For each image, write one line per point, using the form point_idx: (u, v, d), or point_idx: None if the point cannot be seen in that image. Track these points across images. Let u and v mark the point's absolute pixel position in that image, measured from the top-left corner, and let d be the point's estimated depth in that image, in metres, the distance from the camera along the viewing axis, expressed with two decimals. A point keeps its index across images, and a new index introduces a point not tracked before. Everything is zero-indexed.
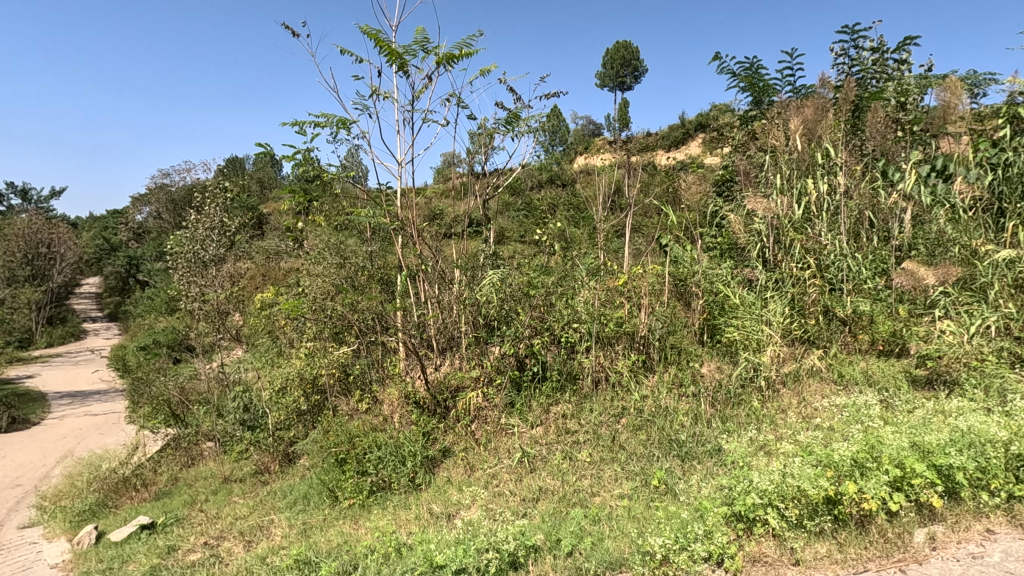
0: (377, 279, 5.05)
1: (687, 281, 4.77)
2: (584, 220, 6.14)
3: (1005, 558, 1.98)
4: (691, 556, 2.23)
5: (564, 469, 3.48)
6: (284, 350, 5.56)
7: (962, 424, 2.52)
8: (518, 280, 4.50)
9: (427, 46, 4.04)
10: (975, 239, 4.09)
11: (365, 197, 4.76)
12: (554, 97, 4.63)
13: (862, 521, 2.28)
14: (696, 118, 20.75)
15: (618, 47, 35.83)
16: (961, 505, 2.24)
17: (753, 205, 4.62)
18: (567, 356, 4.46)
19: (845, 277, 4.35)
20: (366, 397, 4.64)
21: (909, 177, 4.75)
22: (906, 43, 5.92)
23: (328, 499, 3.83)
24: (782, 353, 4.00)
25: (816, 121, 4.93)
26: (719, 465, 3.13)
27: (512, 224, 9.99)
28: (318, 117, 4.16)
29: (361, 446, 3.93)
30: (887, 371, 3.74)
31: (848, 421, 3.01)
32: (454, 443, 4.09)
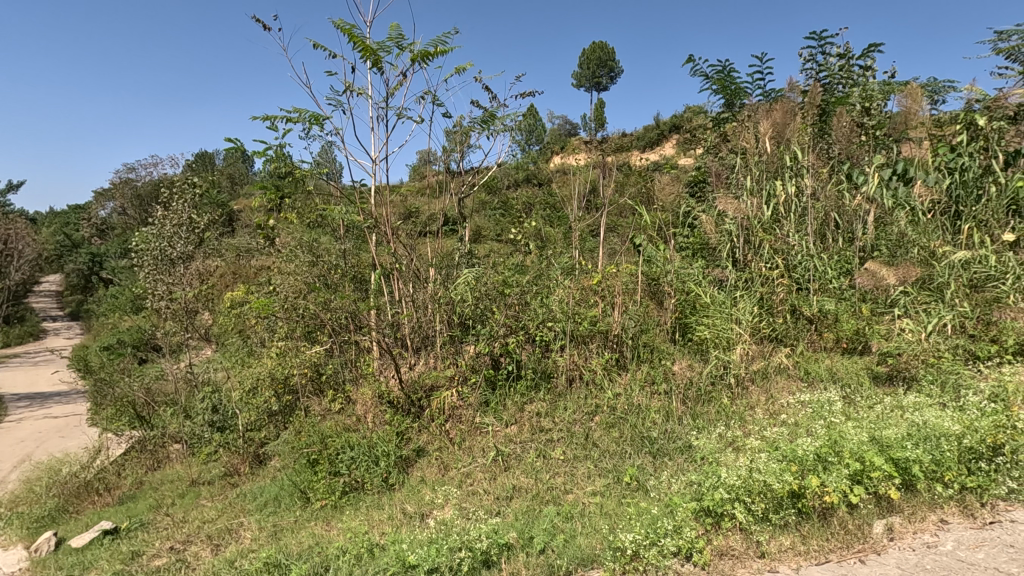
0: (351, 278, 5.00)
1: (659, 281, 4.84)
2: (560, 219, 6.17)
3: (957, 547, 2.07)
4: (661, 551, 2.27)
5: (537, 467, 3.50)
6: (255, 350, 5.45)
7: (918, 418, 2.63)
8: (493, 279, 4.52)
9: (402, 43, 4.00)
10: (934, 241, 4.27)
11: (339, 194, 4.70)
12: (530, 96, 4.65)
13: (824, 514, 2.34)
14: (671, 120, 21.05)
15: (595, 47, 36.08)
16: (917, 497, 2.32)
17: (724, 206, 4.73)
18: (542, 354, 4.48)
19: (812, 277, 4.48)
20: (339, 397, 4.59)
21: (872, 180, 4.90)
22: (870, 50, 6.11)
23: (299, 501, 3.77)
24: (751, 351, 4.09)
25: (784, 124, 5.06)
26: (690, 461, 3.19)
27: (488, 223, 9.98)
28: (290, 113, 4.08)
29: (333, 447, 3.91)
30: (851, 368, 3.85)
31: (812, 417, 3.10)
32: (428, 443, 4.05)
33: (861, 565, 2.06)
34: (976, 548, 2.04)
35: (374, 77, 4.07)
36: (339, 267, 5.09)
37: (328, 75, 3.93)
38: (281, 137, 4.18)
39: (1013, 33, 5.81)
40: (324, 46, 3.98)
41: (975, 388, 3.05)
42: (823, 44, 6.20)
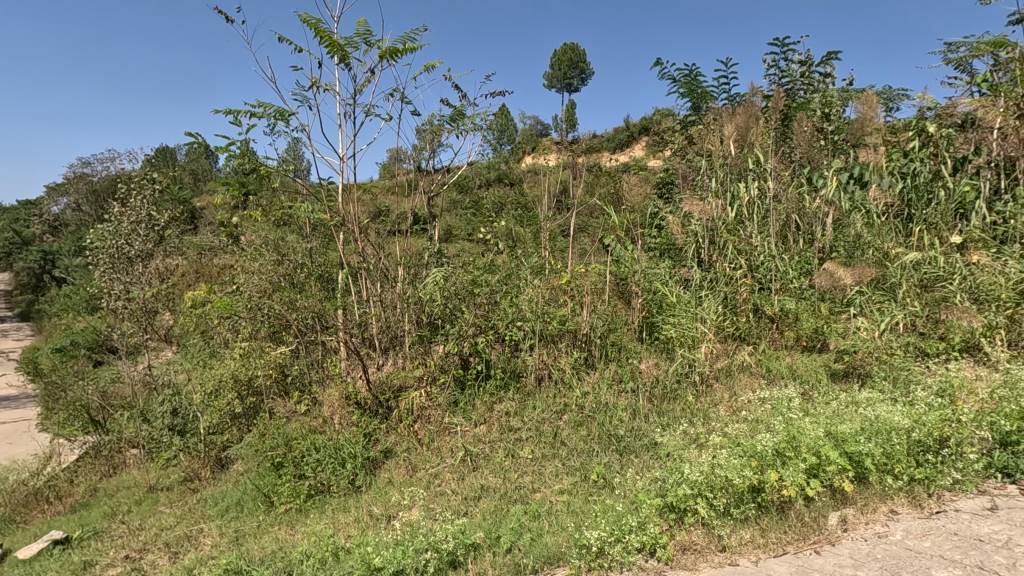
0: (317, 277, 4.91)
1: (627, 280, 4.89)
2: (530, 219, 6.18)
3: (906, 536, 2.15)
4: (625, 547, 2.30)
5: (505, 466, 3.51)
6: (218, 350, 5.31)
7: (870, 413, 2.73)
8: (462, 279, 4.49)
9: (370, 39, 3.94)
10: (887, 242, 4.45)
11: (306, 192, 4.62)
12: (500, 95, 4.64)
13: (782, 507, 2.41)
14: (640, 123, 21.37)
15: (566, 49, 36.35)
16: (869, 489, 2.41)
17: (690, 207, 4.82)
18: (512, 354, 4.48)
19: (773, 277, 4.60)
20: (305, 398, 4.49)
21: (831, 183, 5.07)
22: (829, 58, 6.32)
23: (263, 505, 3.68)
24: (715, 349, 4.20)
25: (747, 128, 5.19)
26: (655, 458, 3.24)
27: (459, 222, 9.91)
28: (254, 107, 3.98)
29: (299, 450, 3.85)
30: (810, 365, 3.98)
31: (772, 413, 3.20)
32: (396, 443, 4.00)
33: (816, 556, 2.13)
34: (923, 537, 2.13)
35: (342, 73, 4.01)
36: (306, 265, 5.00)
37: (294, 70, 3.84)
38: (245, 133, 4.07)
39: (961, 45, 6.10)
40: (290, 40, 3.89)
41: (923, 384, 3.18)
42: (785, 51, 6.39)
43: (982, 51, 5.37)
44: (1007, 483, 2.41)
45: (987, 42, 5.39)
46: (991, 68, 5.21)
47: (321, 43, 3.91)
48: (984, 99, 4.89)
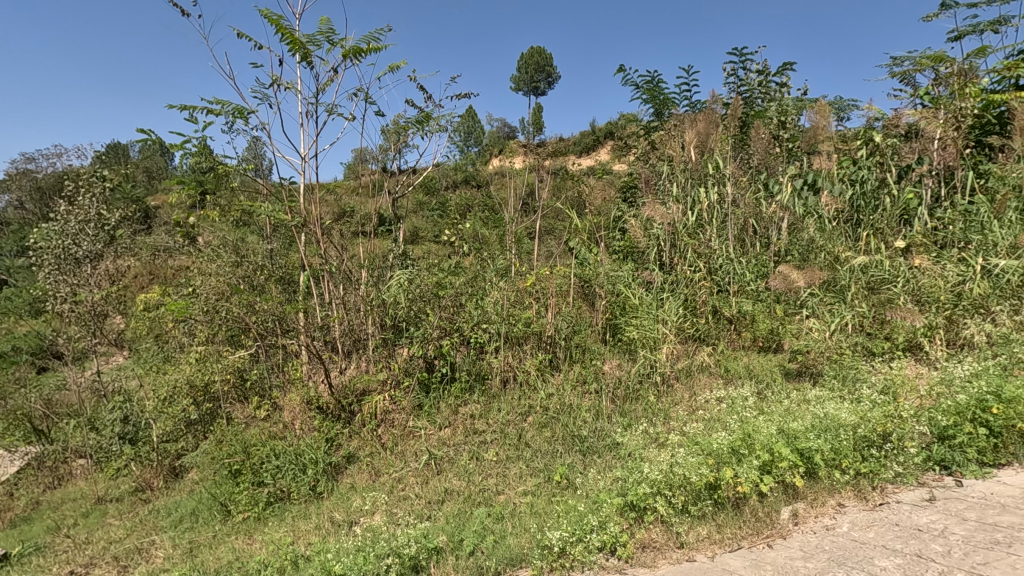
0: (276, 279, 4.80)
1: (591, 282, 4.94)
2: (495, 222, 6.19)
3: (852, 528, 2.25)
4: (587, 547, 2.34)
5: (469, 469, 3.50)
6: (172, 355, 5.11)
7: (820, 411, 2.85)
8: (426, 281, 4.45)
9: (333, 38, 3.89)
10: (838, 247, 4.64)
11: (266, 192, 4.51)
12: (465, 98, 4.65)
13: (737, 503, 2.48)
14: (606, 127, 21.73)
15: (533, 53, 36.61)
16: (819, 483, 2.51)
17: (652, 212, 4.92)
18: (476, 356, 4.48)
19: (731, 279, 4.75)
20: (265, 403, 4.37)
21: (785, 190, 5.26)
22: (785, 68, 6.56)
23: (219, 514, 3.56)
24: (676, 350, 4.30)
25: (707, 134, 5.32)
26: (617, 458, 3.29)
27: (425, 223, 9.82)
28: (211, 104, 3.86)
29: (257, 456, 3.74)
30: (766, 365, 4.11)
31: (729, 412, 3.29)
32: (359, 448, 3.94)
33: (769, 549, 2.20)
34: (867, 528, 2.23)
35: (304, 71, 3.93)
36: (266, 267, 4.89)
37: (254, 67, 3.76)
38: (201, 130, 3.95)
39: (906, 59, 6.42)
40: (249, 36, 3.80)
41: (869, 382, 3.34)
42: (744, 60, 6.60)
43: (924, 65, 5.67)
44: (944, 476, 2.55)
45: (929, 57, 5.69)
46: (932, 82, 5.50)
47: (282, 40, 3.83)
48: (926, 111, 5.16)
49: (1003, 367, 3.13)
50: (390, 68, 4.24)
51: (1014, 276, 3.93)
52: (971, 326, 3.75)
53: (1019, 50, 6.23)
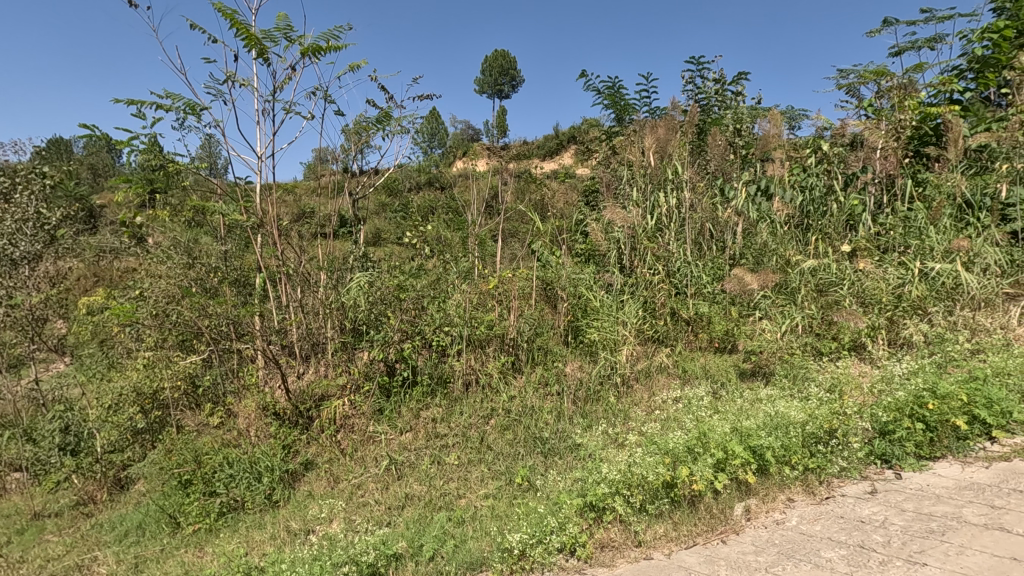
0: (231, 282, 4.65)
1: (553, 285, 4.96)
2: (458, 224, 6.15)
3: (800, 521, 2.34)
4: (547, 548, 2.35)
5: (431, 474, 3.47)
6: (118, 361, 4.87)
7: (772, 409, 2.95)
8: (387, 284, 4.39)
9: (291, 35, 3.80)
10: (789, 251, 4.82)
11: (220, 192, 4.36)
12: (427, 99, 4.61)
13: (693, 501, 2.54)
14: (569, 132, 22.00)
15: (497, 56, 36.75)
16: (770, 480, 2.59)
17: (612, 216, 5.00)
18: (438, 359, 4.42)
19: (689, 282, 4.89)
20: (219, 410, 4.20)
21: (740, 196, 5.44)
22: (740, 78, 6.78)
23: (167, 527, 3.41)
24: (635, 351, 4.40)
25: (667, 140, 5.43)
26: (578, 459, 3.31)
27: (387, 225, 9.69)
28: (161, 99, 3.71)
29: (209, 465, 3.59)
30: (721, 365, 4.23)
31: (685, 412, 3.37)
32: (317, 455, 3.85)
33: (722, 545, 2.26)
34: (814, 521, 2.32)
35: (260, 68, 3.83)
36: (219, 270, 4.72)
37: (206, 61, 3.63)
38: (150, 126, 3.79)
39: (851, 72, 6.74)
40: (202, 29, 3.67)
41: (817, 380, 3.47)
42: (701, 69, 6.78)
43: (867, 78, 5.96)
44: (885, 469, 2.68)
45: (872, 71, 5.99)
46: (875, 95, 5.79)
47: (237, 35, 3.72)
48: (870, 122, 5.43)
49: (938, 365, 3.31)
50: (350, 66, 4.17)
51: (948, 278, 4.17)
52: (909, 326, 3.96)
53: (952, 67, 6.63)
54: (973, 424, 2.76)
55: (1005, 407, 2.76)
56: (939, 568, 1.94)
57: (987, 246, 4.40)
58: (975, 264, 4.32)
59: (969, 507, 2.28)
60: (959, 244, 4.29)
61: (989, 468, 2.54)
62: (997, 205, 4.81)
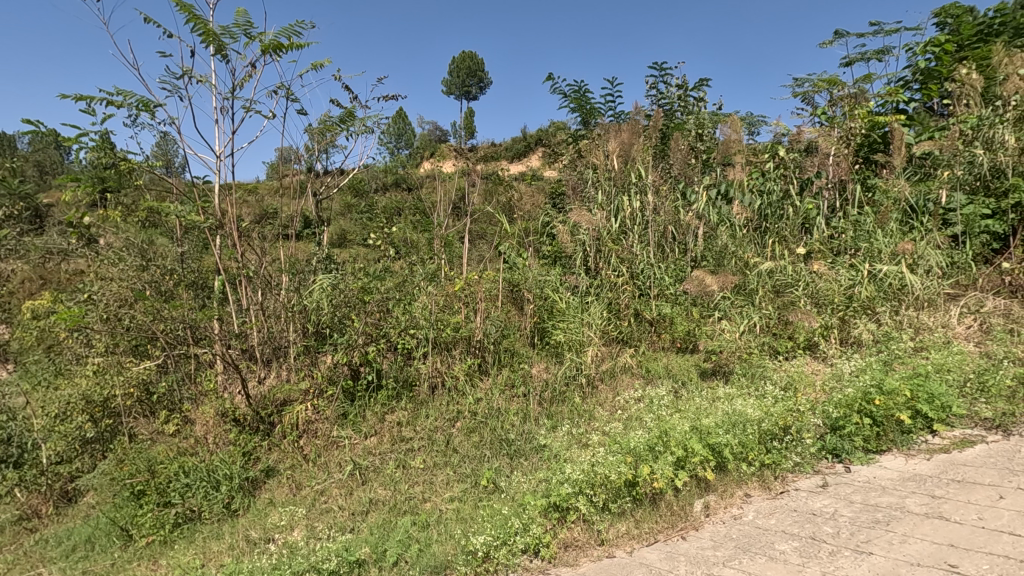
0: (188, 285, 4.51)
1: (519, 286, 4.93)
2: (424, 225, 6.11)
3: (756, 516, 2.41)
4: (511, 550, 2.37)
5: (396, 478, 3.43)
6: (66, 368, 4.61)
7: (730, 408, 3.03)
8: (352, 286, 4.33)
9: (251, 31, 3.71)
10: (747, 253, 4.97)
11: (177, 192, 4.22)
12: (393, 99, 4.57)
13: (654, 498, 2.58)
14: (536, 134, 22.16)
15: (465, 58, 36.69)
16: (728, 476, 2.66)
17: (578, 218, 5.06)
18: (404, 362, 4.36)
19: (652, 283, 5.01)
20: (174, 417, 4.03)
21: (701, 199, 5.56)
22: (701, 84, 6.96)
23: (119, 540, 3.27)
24: (600, 352, 4.46)
25: (631, 144, 5.52)
26: (543, 460, 3.33)
27: (353, 226, 9.58)
28: (112, 94, 3.57)
29: (164, 475, 3.43)
30: (683, 365, 4.34)
31: (647, 412, 3.45)
32: (279, 461, 3.77)
33: (682, 541, 2.32)
34: (770, 515, 2.40)
35: (218, 64, 3.73)
36: (175, 272, 4.56)
37: (161, 56, 3.52)
38: (100, 123, 3.65)
39: (806, 81, 7.00)
40: (156, 22, 3.55)
41: (772, 379, 3.59)
42: (664, 75, 6.92)
43: (821, 87, 6.20)
44: (836, 463, 2.79)
45: (825, 80, 6.23)
46: (828, 103, 6.02)
47: (193, 31, 3.61)
48: (823, 130, 5.64)
49: (885, 362, 3.46)
50: (313, 65, 4.10)
51: (894, 280, 4.37)
52: (859, 326, 4.12)
53: (899, 78, 6.97)
54: (916, 419, 2.90)
55: (945, 402, 2.92)
56: (884, 556, 2.03)
57: (929, 249, 4.64)
58: (919, 266, 4.54)
59: (912, 497, 2.39)
60: (903, 247, 4.51)
61: (930, 460, 2.68)
62: (938, 210, 5.07)
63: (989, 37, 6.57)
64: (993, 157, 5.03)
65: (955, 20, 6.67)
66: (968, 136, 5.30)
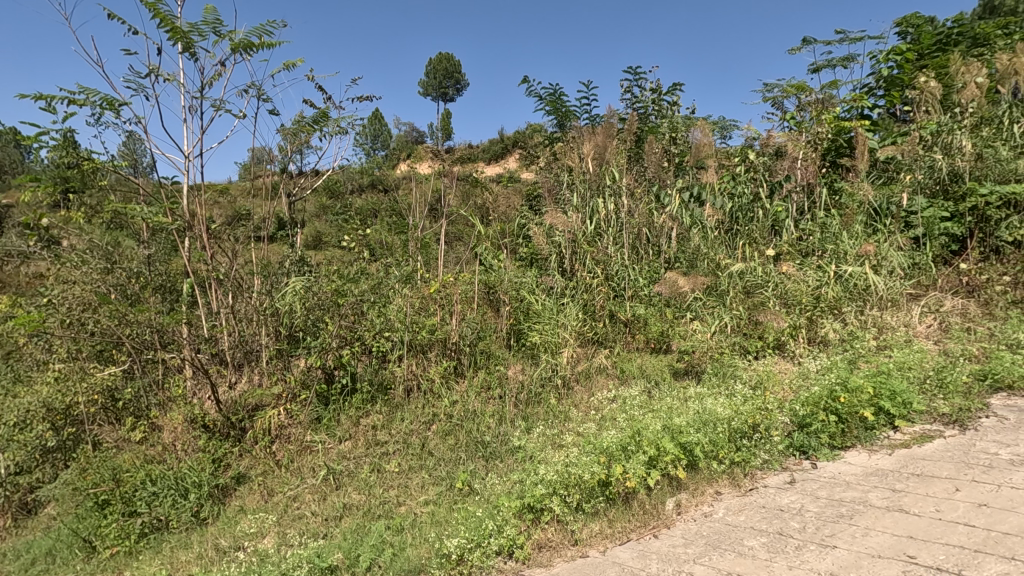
0: (155, 288, 4.40)
1: (495, 289, 4.95)
2: (400, 226, 6.07)
3: (726, 513, 2.46)
4: (484, 552, 2.37)
5: (370, 482, 3.40)
6: (24, 374, 4.45)
7: (701, 406, 3.09)
8: (325, 288, 4.28)
9: (220, 29, 3.65)
10: (718, 255, 5.06)
11: (144, 192, 4.12)
12: (367, 99, 4.57)
13: (628, 497, 2.61)
14: (513, 136, 22.24)
15: (441, 59, 36.59)
16: (699, 474, 2.71)
17: (554, 220, 5.09)
18: (379, 365, 4.31)
19: (626, 285, 5.07)
20: (141, 423, 3.93)
21: (674, 202, 5.64)
22: (675, 88, 7.07)
23: (81, 552, 3.18)
24: (576, 353, 4.48)
25: (605, 147, 5.59)
26: (518, 461, 3.35)
27: (327, 228, 9.48)
28: (74, 92, 3.47)
29: (129, 484, 3.33)
30: (657, 365, 4.39)
31: (620, 412, 3.49)
32: (250, 468, 3.69)
33: (654, 539, 2.35)
34: (739, 512, 2.45)
35: (186, 62, 3.66)
36: (142, 275, 4.42)
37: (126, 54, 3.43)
38: (61, 121, 3.54)
39: (776, 87, 7.16)
40: (120, 19, 3.47)
41: (742, 378, 3.66)
42: (638, 79, 7.00)
43: (790, 92, 6.36)
44: (803, 459, 2.85)
45: (793, 86, 6.39)
46: (797, 108, 6.18)
47: (161, 28, 3.53)
48: (792, 134, 5.78)
49: (850, 361, 3.57)
50: (285, 65, 4.05)
51: (859, 280, 4.49)
52: (826, 326, 4.23)
53: (863, 85, 7.19)
54: (878, 415, 2.99)
55: (906, 398, 3.01)
56: (847, 549, 2.09)
57: (892, 250, 4.78)
58: (883, 267, 4.68)
59: (874, 491, 2.47)
60: (866, 249, 4.64)
61: (892, 455, 2.76)
62: (900, 213, 5.24)
63: (948, 46, 6.85)
64: (952, 162, 5.22)
65: (916, 30, 6.92)
66: (928, 141, 5.50)
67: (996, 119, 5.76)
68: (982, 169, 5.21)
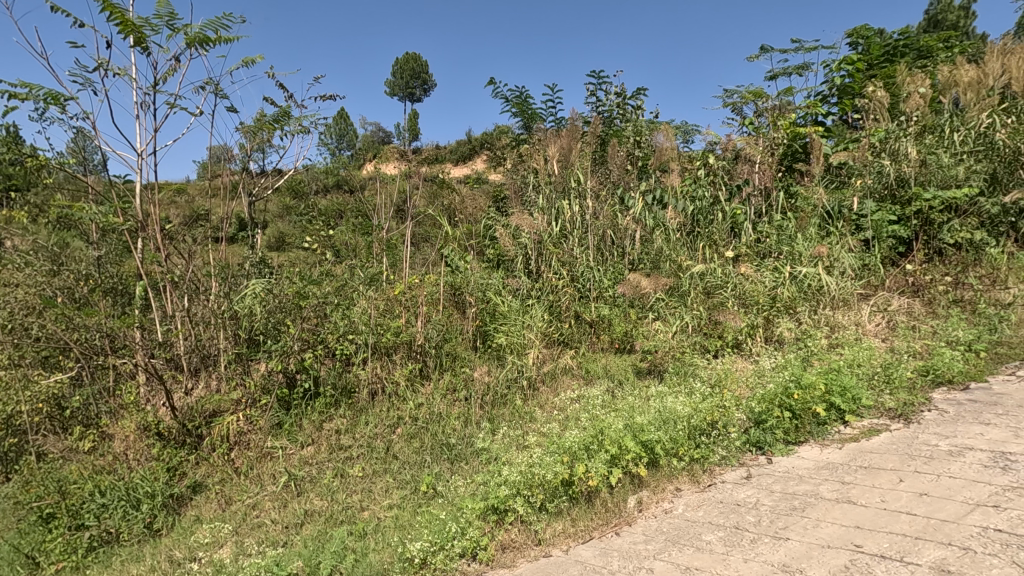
0: (105, 291, 4.22)
1: (461, 290, 4.94)
2: (364, 227, 5.99)
3: (686, 509, 2.51)
4: (448, 555, 2.36)
5: (333, 487, 3.34)
6: None
7: (662, 405, 3.15)
8: (286, 290, 4.19)
9: (175, 23, 3.53)
10: (680, 257, 5.18)
11: (93, 191, 3.95)
12: (330, 99, 4.49)
13: (590, 496, 2.65)
14: (481, 138, 22.23)
15: (408, 59, 36.29)
16: (660, 471, 2.77)
17: (520, 222, 5.12)
18: (342, 368, 4.24)
19: (591, 286, 5.14)
20: (90, 432, 3.75)
21: (638, 204, 5.74)
22: (638, 93, 7.21)
23: (22, 570, 3.01)
24: (542, 354, 4.51)
25: (570, 150, 5.65)
26: (482, 462, 3.35)
27: (291, 229, 9.28)
28: (16, 85, 3.30)
29: (77, 496, 3.19)
30: (621, 366, 4.46)
31: (583, 411, 3.54)
32: (207, 476, 3.57)
33: (616, 537, 2.38)
34: (698, 508, 2.50)
35: (139, 56, 3.53)
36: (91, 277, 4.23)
37: (73, 47, 3.29)
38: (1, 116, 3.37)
39: (735, 93, 7.37)
40: (66, 12, 3.32)
41: (701, 377, 3.76)
42: (602, 83, 7.14)
43: (748, 98, 6.56)
44: (759, 455, 2.94)
45: (752, 92, 6.60)
46: (755, 114, 6.38)
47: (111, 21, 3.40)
48: (751, 139, 5.96)
49: (804, 358, 3.70)
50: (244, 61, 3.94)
51: (813, 280, 4.67)
52: (781, 325, 4.37)
53: (817, 92, 7.46)
54: (830, 411, 3.11)
55: (855, 393, 3.14)
56: (799, 541, 2.16)
57: (844, 252, 4.98)
58: (835, 268, 4.87)
59: (825, 484, 2.56)
60: (820, 250, 4.83)
61: (842, 449, 2.87)
62: (851, 216, 5.46)
63: (894, 57, 7.19)
64: (899, 167, 5.47)
65: (866, 41, 7.23)
66: (877, 148, 5.75)
67: (939, 127, 6.06)
68: (926, 174, 5.47)
